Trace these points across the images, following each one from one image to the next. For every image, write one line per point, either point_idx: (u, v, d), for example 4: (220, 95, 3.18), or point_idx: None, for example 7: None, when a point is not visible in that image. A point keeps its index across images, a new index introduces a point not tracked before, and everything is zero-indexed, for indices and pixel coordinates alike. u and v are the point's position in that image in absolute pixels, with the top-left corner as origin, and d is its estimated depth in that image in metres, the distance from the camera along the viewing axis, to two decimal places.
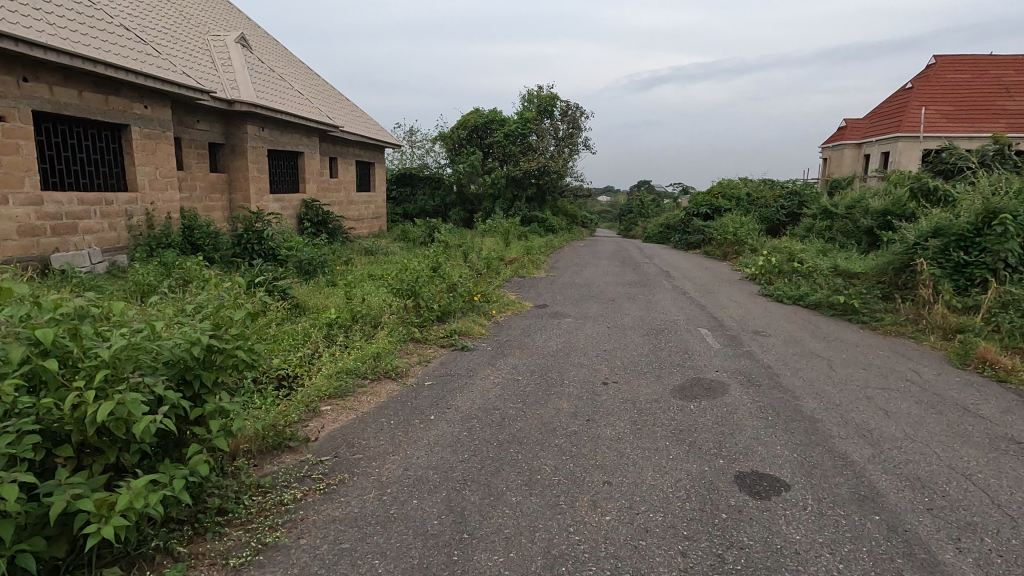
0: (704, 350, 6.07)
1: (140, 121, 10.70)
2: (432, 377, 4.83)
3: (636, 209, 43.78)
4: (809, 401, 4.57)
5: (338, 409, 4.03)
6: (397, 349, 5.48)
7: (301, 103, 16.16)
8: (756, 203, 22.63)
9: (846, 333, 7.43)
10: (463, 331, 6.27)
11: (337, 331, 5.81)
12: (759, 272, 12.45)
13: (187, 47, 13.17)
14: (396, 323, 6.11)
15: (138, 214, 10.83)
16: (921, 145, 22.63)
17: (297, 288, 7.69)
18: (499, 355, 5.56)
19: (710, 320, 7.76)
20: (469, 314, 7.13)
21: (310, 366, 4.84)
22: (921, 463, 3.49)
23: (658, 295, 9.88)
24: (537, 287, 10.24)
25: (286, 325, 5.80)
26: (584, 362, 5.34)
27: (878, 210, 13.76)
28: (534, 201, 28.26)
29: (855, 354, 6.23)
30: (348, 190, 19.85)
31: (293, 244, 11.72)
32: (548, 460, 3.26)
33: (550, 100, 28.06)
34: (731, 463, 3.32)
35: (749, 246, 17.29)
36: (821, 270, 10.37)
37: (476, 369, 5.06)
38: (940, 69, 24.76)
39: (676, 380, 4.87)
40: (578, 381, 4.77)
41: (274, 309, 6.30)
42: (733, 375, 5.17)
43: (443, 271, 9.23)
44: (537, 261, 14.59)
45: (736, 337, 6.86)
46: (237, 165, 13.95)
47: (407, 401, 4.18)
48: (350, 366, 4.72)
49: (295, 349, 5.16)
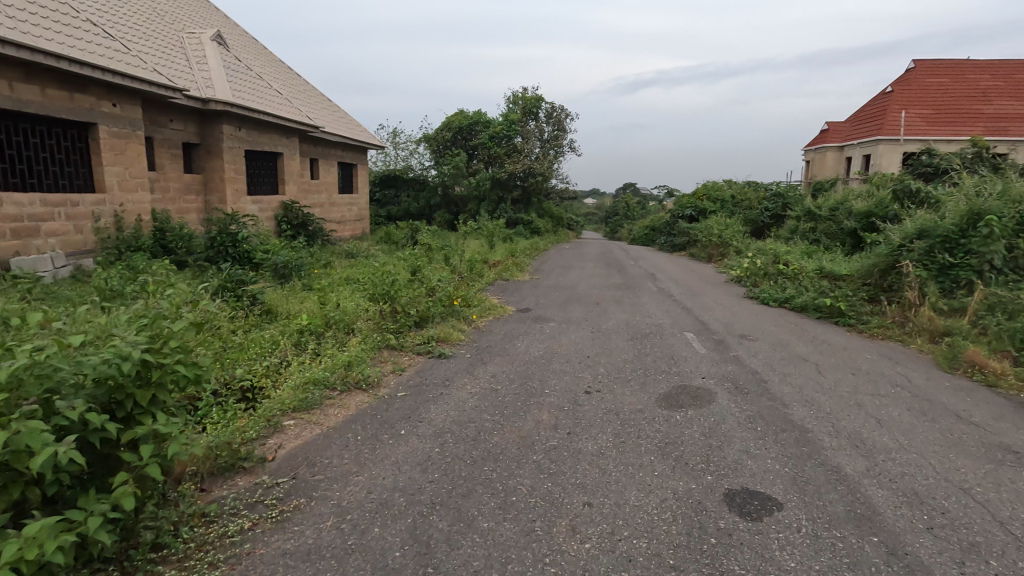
0: (690, 356, 5.89)
1: (109, 119, 10.30)
2: (406, 387, 4.57)
3: (622, 212, 43.84)
4: (798, 410, 4.39)
5: (302, 423, 3.76)
6: (370, 357, 5.22)
7: (280, 102, 15.79)
8: (740, 205, 22.68)
9: (833, 336, 7.30)
10: (441, 337, 6.03)
11: (307, 338, 5.53)
12: (745, 275, 12.37)
13: (159, 43, 12.76)
14: (370, 330, 5.84)
15: (106, 216, 10.43)
16: (901, 148, 22.94)
17: (270, 292, 7.38)
18: (478, 362, 5.33)
19: (696, 324, 7.60)
20: (448, 318, 6.89)
21: (276, 377, 4.56)
22: (918, 476, 3.32)
23: (643, 298, 9.72)
24: (520, 290, 10.03)
25: (254, 332, 5.52)
26: (566, 369, 5.13)
27: (861, 212, 13.79)
28: (519, 203, 28.10)
29: (842, 359, 6.09)
30: (330, 191, 19.50)
31: (270, 247, 11.38)
32: (525, 479, 3.03)
33: (535, 101, 27.91)
34: (719, 480, 3.12)
35: (734, 248, 17.29)
36: (806, 273, 10.29)
37: (453, 378, 4.82)
38: (920, 73, 25.06)
39: (662, 388, 4.67)
40: (560, 390, 4.56)
41: (242, 315, 6.01)
42: (720, 382, 4.99)
43: (424, 274, 8.98)
44: (521, 263, 14.38)
45: (722, 341, 6.69)
46: (212, 166, 13.56)
47: (377, 414, 3.92)
48: (319, 376, 4.46)
49: (261, 358, 4.90)
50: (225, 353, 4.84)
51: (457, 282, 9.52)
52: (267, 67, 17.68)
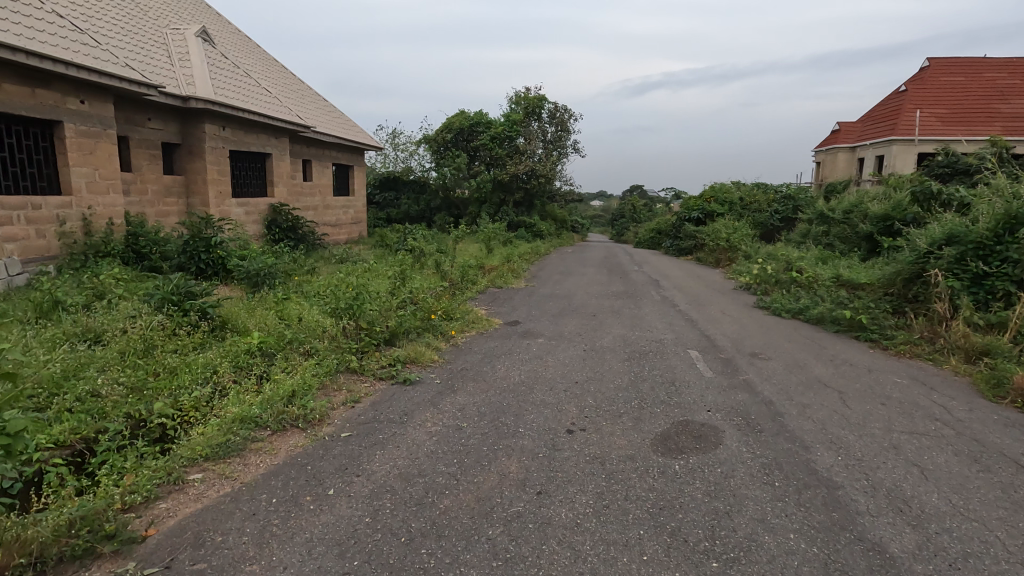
0: (694, 380, 5.15)
1: (76, 117, 9.70)
2: (354, 424, 3.84)
3: (629, 215, 43.00)
4: (823, 455, 3.64)
5: (211, 477, 3.06)
6: (321, 386, 4.50)
7: (268, 101, 15.16)
8: (749, 208, 21.88)
9: (855, 355, 6.53)
10: (410, 358, 5.33)
11: (256, 362, 4.87)
12: (755, 282, 11.59)
13: (137, 38, 12.17)
14: (328, 351, 5.14)
15: (73, 219, 9.82)
16: (915, 148, 22.10)
17: (232, 305, 6.71)
18: (447, 390, 4.60)
19: (702, 340, 6.83)
20: (424, 335, 6.17)
21: (202, 412, 3.91)
22: (987, 559, 2.56)
23: (644, 309, 8.95)
24: (512, 300, 9.33)
25: (193, 355, 4.86)
26: (548, 399, 4.40)
27: (878, 215, 13.05)
28: (521, 206, 27.36)
29: (869, 384, 5.32)
30: (324, 194, 18.89)
31: (248, 252, 10.72)
32: (472, 571, 2.31)
33: (538, 101, 27.17)
34: (728, 569, 2.39)
35: (743, 253, 16.47)
36: (822, 281, 9.51)
37: (413, 411, 4.09)
38: (935, 71, 24.17)
39: (659, 427, 3.93)
40: (538, 429, 3.82)
41: (186, 332, 5.35)
42: (729, 416, 4.23)
43: (406, 283, 8.28)
44: (517, 269, 13.65)
45: (732, 362, 5.93)
46: (194, 167, 12.95)
47: (307, 465, 3.19)
48: (249, 413, 3.75)
49: (190, 387, 4.24)
50: (149, 384, 4.19)
51: (443, 290, 8.82)
52: (257, 66, 17.10)
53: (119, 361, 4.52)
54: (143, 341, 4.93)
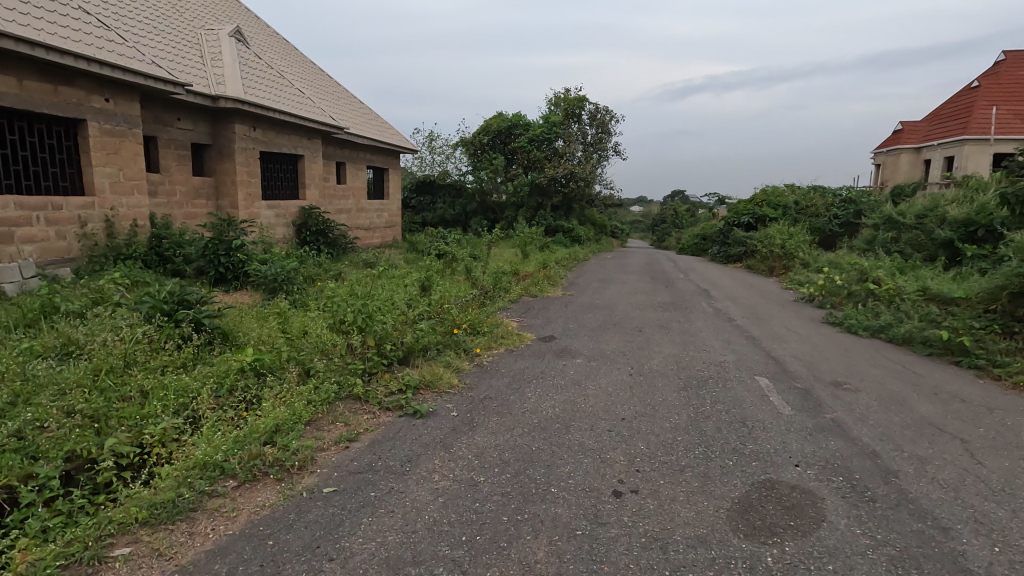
0: (770, 419, 4.16)
1: (100, 115, 9.41)
2: (344, 474, 3.05)
3: (670, 220, 41.40)
4: (974, 544, 2.64)
5: (139, 556, 2.34)
6: (312, 419, 3.74)
7: (300, 101, 14.78)
8: (805, 212, 20.37)
9: (963, 387, 5.37)
10: (425, 383, 4.54)
11: (246, 384, 4.18)
12: (820, 293, 10.37)
13: (168, 37, 11.93)
14: (331, 372, 4.41)
15: (95, 221, 9.51)
16: (990, 148, 20.22)
17: (236, 316, 6.10)
18: (465, 426, 3.77)
19: (770, 364, 5.81)
20: (445, 353, 5.38)
21: (166, 452, 3.23)
22: None
23: (696, 323, 7.94)
24: (548, 311, 8.49)
25: (175, 375, 4.21)
26: (588, 444, 3.52)
27: (958, 220, 12.13)
28: (560, 210, 26.35)
29: (997, 429, 4.20)
30: (357, 196, 18.50)
31: (271, 256, 10.24)
32: None
33: (578, 102, 26.15)
34: None
35: (801, 261, 15.11)
36: (905, 294, 8.28)
37: (418, 458, 3.26)
38: (1011, 64, 22.06)
39: (738, 492, 2.99)
40: (575, 490, 2.94)
41: (175, 346, 4.71)
42: (827, 475, 3.25)
43: (429, 293, 7.51)
44: (554, 276, 12.76)
45: (812, 394, 4.89)
46: (224, 168, 12.63)
47: (269, 540, 2.43)
48: (215, 455, 3.03)
49: (157, 419, 3.55)
50: (112, 411, 3.54)
51: (470, 300, 8.03)
52: (291, 67, 16.85)
53: (85, 381, 3.89)
54: (122, 355, 4.32)
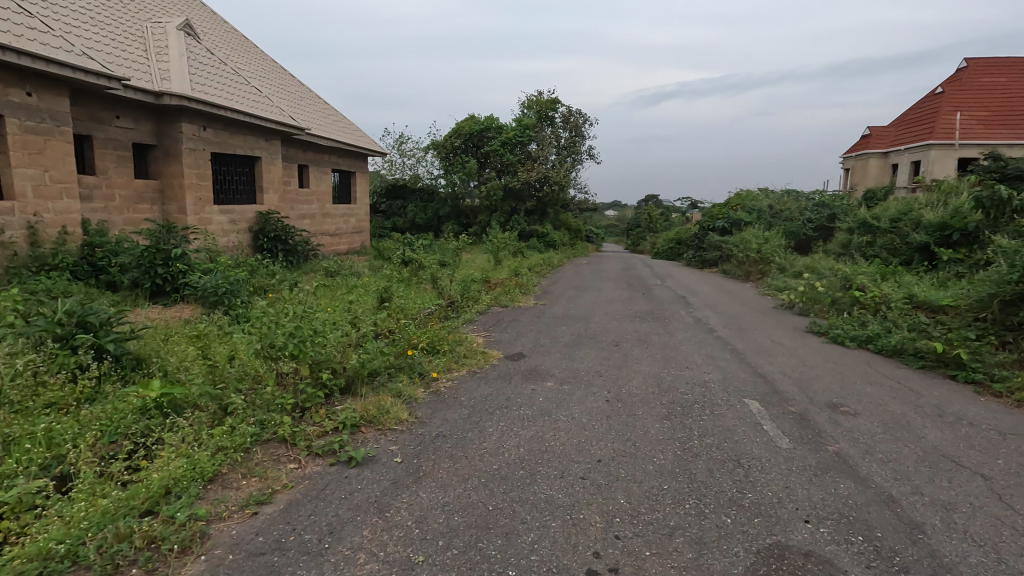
0: (770, 456, 3.59)
1: (20, 111, 8.47)
2: (239, 558, 2.36)
3: (646, 224, 41.29)
4: None
5: None
6: (217, 475, 3.03)
7: (257, 100, 13.91)
8: (779, 216, 20.25)
9: (968, 406, 4.92)
10: (367, 420, 3.85)
11: (144, 428, 3.44)
12: (800, 300, 10.00)
13: (106, 28, 11.00)
14: (252, 411, 3.69)
15: (15, 228, 8.53)
16: (956, 152, 20.41)
17: (156, 337, 5.31)
18: (408, 478, 3.10)
19: (759, 383, 5.29)
20: (397, 379, 4.71)
21: (13, 529, 2.50)
22: None
23: (676, 335, 7.43)
24: (517, 323, 7.90)
25: (54, 418, 3.43)
26: (558, 500, 2.90)
27: (933, 224, 11.95)
28: (534, 214, 25.75)
29: (1018, 461, 3.72)
30: (321, 201, 17.65)
31: (217, 265, 9.40)
32: None
33: (550, 105, 25.68)
34: None
35: (778, 266, 14.81)
36: (892, 301, 7.91)
37: (343, 529, 2.58)
38: (974, 71, 22.38)
39: (742, 566, 2.40)
40: (540, 571, 2.31)
41: (65, 379, 3.92)
42: (844, 535, 2.69)
43: (387, 308, 6.81)
44: (527, 284, 12.15)
45: (810, 420, 4.35)
46: (170, 171, 11.69)
47: None
48: (63, 541, 2.30)
49: (9, 481, 2.79)
50: None
51: (433, 314, 7.37)
52: (248, 65, 15.95)
53: None
54: None
